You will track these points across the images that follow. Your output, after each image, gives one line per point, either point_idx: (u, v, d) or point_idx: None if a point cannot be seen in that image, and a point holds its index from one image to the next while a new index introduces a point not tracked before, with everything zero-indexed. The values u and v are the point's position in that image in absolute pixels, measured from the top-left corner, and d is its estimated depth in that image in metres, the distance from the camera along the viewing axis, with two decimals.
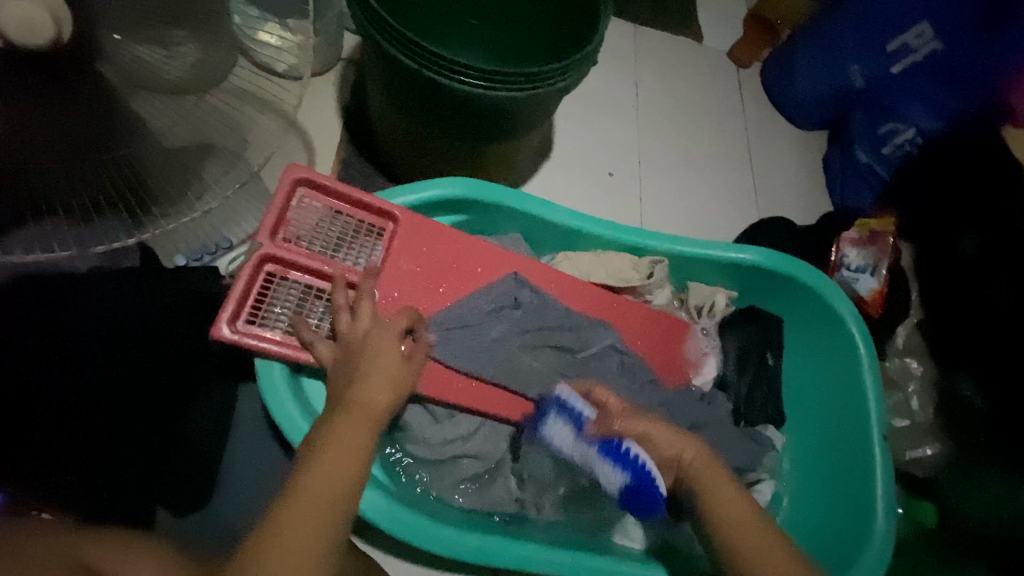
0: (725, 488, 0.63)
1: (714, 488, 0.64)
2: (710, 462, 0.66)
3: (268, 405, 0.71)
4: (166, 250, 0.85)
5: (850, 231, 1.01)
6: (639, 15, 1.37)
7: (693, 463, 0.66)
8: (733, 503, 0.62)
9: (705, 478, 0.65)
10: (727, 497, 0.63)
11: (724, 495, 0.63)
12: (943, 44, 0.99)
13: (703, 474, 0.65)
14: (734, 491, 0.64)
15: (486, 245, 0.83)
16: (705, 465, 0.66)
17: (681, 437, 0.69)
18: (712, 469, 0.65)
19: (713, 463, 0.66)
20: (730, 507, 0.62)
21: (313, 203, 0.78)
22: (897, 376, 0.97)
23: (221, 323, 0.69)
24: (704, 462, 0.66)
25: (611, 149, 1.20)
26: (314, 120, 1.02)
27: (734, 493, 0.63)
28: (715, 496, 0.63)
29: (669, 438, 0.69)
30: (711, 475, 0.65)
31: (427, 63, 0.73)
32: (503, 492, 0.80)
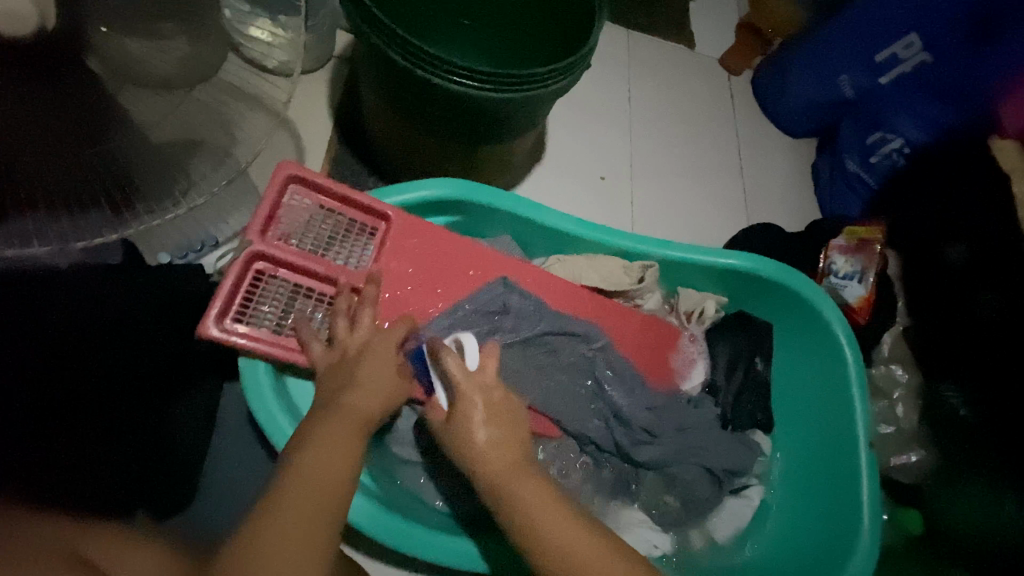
0: (549, 509, 0.55)
1: (512, 501, 0.56)
2: (518, 472, 0.58)
3: (251, 404, 0.70)
4: (149, 248, 0.83)
5: (838, 239, 1.02)
6: (633, 21, 1.37)
7: (499, 473, 0.57)
8: (555, 522, 0.54)
9: (506, 488, 0.56)
10: (549, 518, 0.54)
11: (540, 516, 0.54)
12: (932, 55, 1.01)
13: (507, 483, 0.57)
14: (563, 512, 0.55)
15: (478, 248, 0.82)
16: (514, 474, 0.58)
17: (496, 443, 0.59)
18: (519, 478, 0.57)
19: (520, 469, 0.58)
20: (551, 528, 0.54)
21: (304, 200, 0.77)
22: (883, 383, 0.99)
23: (208, 322, 0.68)
24: (508, 475, 0.57)
25: (602, 154, 1.20)
26: (305, 119, 1.01)
27: (557, 515, 0.55)
28: (531, 519, 0.54)
29: (490, 446, 0.59)
30: (524, 489, 0.56)
31: (420, 64, 0.72)
32: (489, 498, 0.78)
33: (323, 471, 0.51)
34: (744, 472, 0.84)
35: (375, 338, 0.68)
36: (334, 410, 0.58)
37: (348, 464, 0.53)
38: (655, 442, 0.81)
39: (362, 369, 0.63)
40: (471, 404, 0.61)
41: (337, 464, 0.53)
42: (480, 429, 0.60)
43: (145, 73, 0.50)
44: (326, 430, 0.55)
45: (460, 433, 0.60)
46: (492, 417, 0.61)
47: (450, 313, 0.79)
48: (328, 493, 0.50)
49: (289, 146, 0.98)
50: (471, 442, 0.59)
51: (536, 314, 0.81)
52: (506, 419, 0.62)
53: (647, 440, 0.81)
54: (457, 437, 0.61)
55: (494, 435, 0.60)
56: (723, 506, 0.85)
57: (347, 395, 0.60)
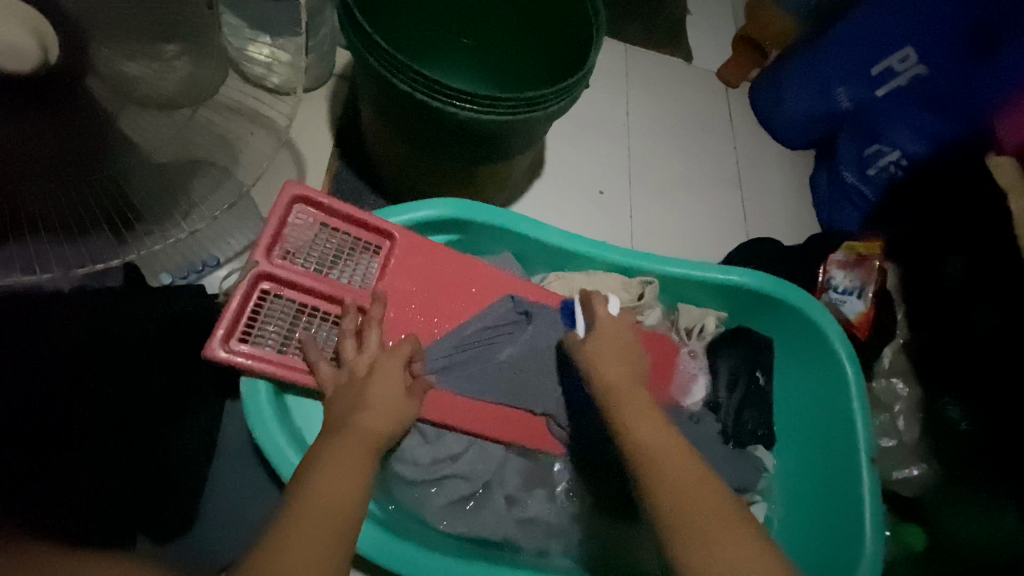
0: (650, 415, 0.58)
1: (622, 406, 0.59)
2: (637, 396, 0.60)
3: (255, 432, 0.69)
4: (150, 269, 0.83)
5: (838, 253, 1.02)
6: (631, 35, 1.38)
7: (614, 391, 0.61)
8: (651, 428, 0.56)
9: (617, 397, 0.60)
10: (648, 427, 0.56)
11: (640, 419, 0.57)
12: (927, 68, 1.01)
13: (619, 404, 0.60)
14: (666, 426, 0.57)
15: (480, 265, 0.83)
16: (632, 397, 0.60)
17: (618, 365, 0.64)
18: (638, 399, 0.60)
19: (639, 395, 0.60)
20: (646, 431, 0.55)
21: (307, 219, 0.77)
22: (885, 397, 0.99)
23: (215, 343, 0.68)
24: (630, 394, 0.61)
25: (601, 168, 1.21)
26: (306, 137, 1.02)
27: (660, 426, 0.56)
28: (637, 428, 0.56)
29: (609, 367, 0.64)
30: (640, 410, 0.58)
31: (419, 87, 0.73)
32: (490, 518, 0.78)
33: (335, 495, 0.51)
34: (748, 488, 0.84)
35: (381, 357, 0.68)
36: (342, 431, 0.58)
37: (356, 487, 0.53)
38: None
39: (370, 389, 0.63)
40: (605, 342, 0.67)
41: (348, 487, 0.53)
42: (604, 361, 0.65)
43: (151, 94, 0.50)
44: (342, 451, 0.56)
45: (588, 362, 0.66)
46: (607, 345, 0.67)
47: (454, 330, 0.79)
48: (331, 513, 0.50)
49: (290, 165, 0.98)
50: (597, 369, 0.65)
51: (546, 331, 0.80)
52: (627, 354, 0.66)
53: None
54: (587, 367, 0.66)
55: (615, 359, 0.65)
56: None
57: (352, 418, 0.60)
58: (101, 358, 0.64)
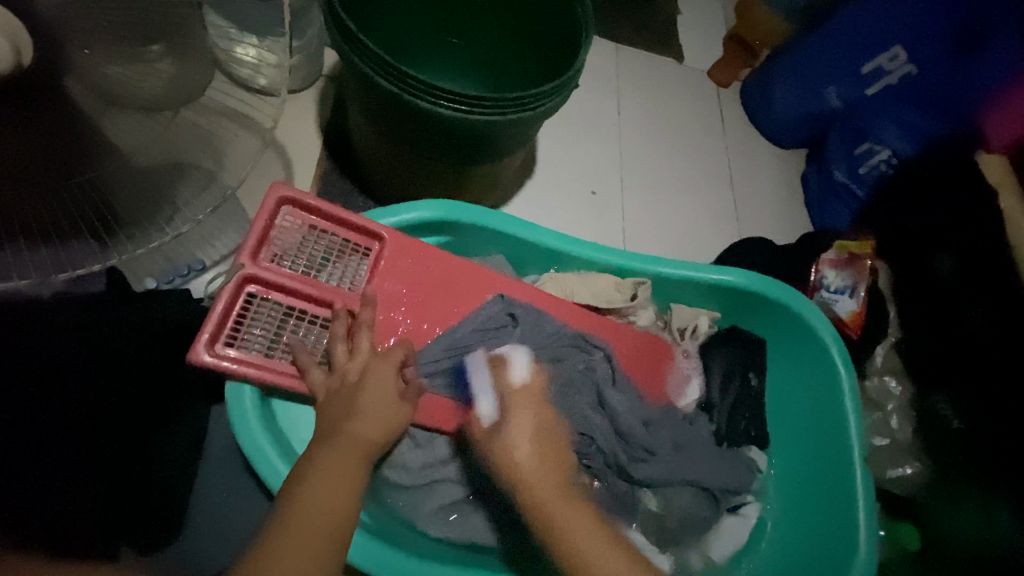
0: (585, 525, 0.57)
1: (519, 493, 0.58)
2: (560, 492, 0.59)
3: (238, 434, 0.68)
4: (134, 274, 0.82)
5: (829, 253, 1.02)
6: (621, 35, 1.38)
7: (532, 489, 0.59)
8: (588, 538, 0.56)
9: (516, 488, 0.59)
10: (574, 528, 0.57)
11: (575, 529, 0.57)
12: (916, 67, 1.02)
13: (542, 499, 0.58)
14: (600, 533, 0.57)
15: (470, 267, 0.82)
16: (555, 495, 0.59)
17: (535, 460, 0.60)
18: (561, 496, 0.58)
19: (563, 492, 0.59)
20: (588, 545, 0.56)
21: (296, 220, 0.75)
22: (877, 395, 0.98)
23: (200, 348, 0.66)
24: (563, 491, 0.59)
25: (592, 168, 1.20)
26: (293, 138, 1.01)
27: (588, 529, 0.57)
28: (568, 531, 0.56)
29: (532, 455, 0.61)
30: (564, 509, 0.58)
31: (409, 88, 0.72)
32: (483, 524, 0.76)
33: (322, 508, 0.50)
34: (741, 490, 0.84)
35: (373, 361, 0.66)
36: (331, 440, 0.57)
37: (344, 498, 0.52)
38: (654, 459, 0.80)
39: (363, 394, 0.62)
40: (512, 418, 0.63)
41: (336, 499, 0.52)
42: (518, 444, 0.61)
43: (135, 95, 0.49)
44: (331, 460, 0.55)
45: (503, 448, 0.61)
46: (526, 435, 0.62)
47: (444, 332, 0.78)
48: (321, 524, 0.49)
49: (277, 167, 0.97)
50: (512, 457, 0.61)
51: (539, 328, 0.81)
52: (548, 446, 0.62)
53: (645, 457, 0.80)
54: (500, 450, 0.62)
55: (533, 454, 0.61)
56: (720, 524, 0.84)
57: (344, 424, 0.59)
58: (86, 362, 0.63)
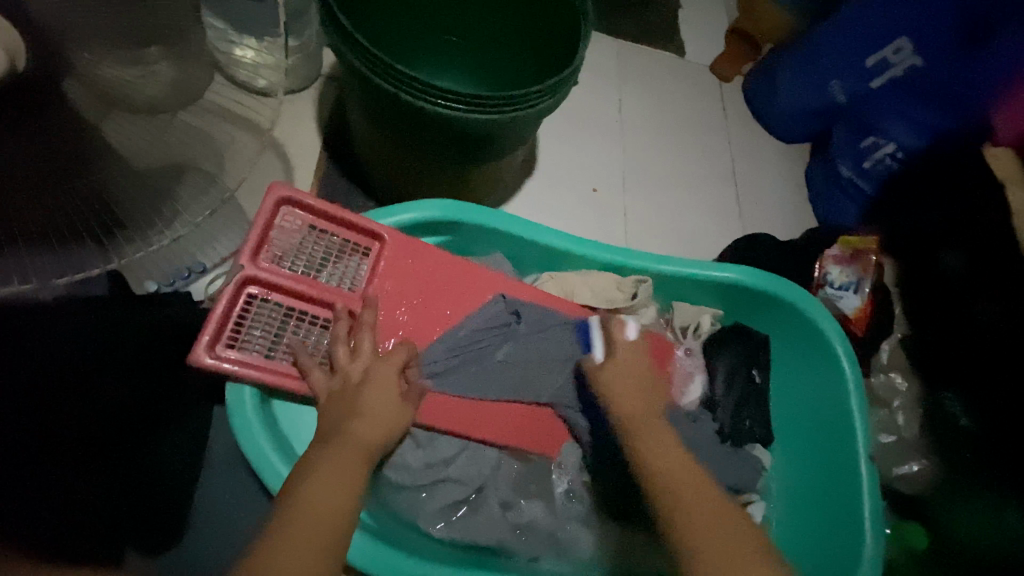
0: (663, 444, 0.62)
1: (645, 424, 0.65)
2: (651, 419, 0.65)
3: (240, 442, 0.67)
4: (137, 277, 0.82)
5: (832, 249, 1.01)
6: (623, 30, 1.37)
7: (630, 414, 0.66)
8: (663, 453, 0.61)
9: (640, 418, 0.65)
10: (663, 448, 0.62)
11: (654, 446, 0.62)
12: (922, 59, 1.00)
13: (634, 422, 0.65)
14: (676, 450, 0.62)
15: (470, 266, 0.81)
16: (644, 421, 0.65)
17: (633, 396, 0.68)
18: (647, 422, 0.65)
19: (656, 417, 0.66)
20: (666, 460, 0.60)
21: (295, 221, 0.75)
22: (883, 391, 0.98)
23: (201, 350, 0.66)
24: (640, 419, 0.65)
25: (593, 165, 1.20)
26: (293, 139, 1.00)
27: (670, 449, 0.62)
28: (649, 450, 0.62)
29: (629, 394, 0.68)
30: (653, 430, 0.64)
31: (405, 87, 0.72)
32: (486, 523, 0.76)
33: (322, 507, 0.51)
34: (746, 489, 0.83)
35: (375, 362, 0.66)
36: (334, 439, 0.57)
37: (344, 499, 0.52)
38: None
39: (364, 396, 0.62)
40: (628, 364, 0.71)
41: (337, 498, 0.52)
42: (616, 388, 0.69)
43: (136, 98, 0.50)
44: (333, 459, 0.55)
45: (605, 387, 0.70)
46: (629, 377, 0.70)
47: (444, 332, 0.78)
48: (320, 520, 0.49)
49: (277, 167, 0.97)
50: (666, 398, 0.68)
51: (544, 324, 0.81)
52: (643, 385, 0.69)
53: None
54: (603, 390, 0.70)
55: (633, 389, 0.68)
56: None
57: (346, 425, 0.59)
58: (88, 364, 0.63)
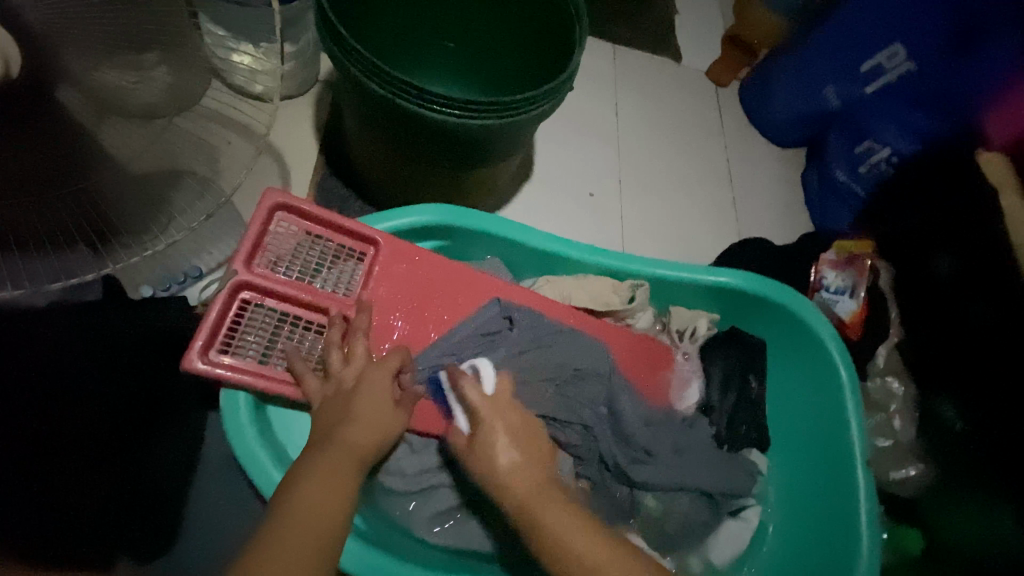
0: (570, 519, 0.57)
1: (532, 503, 0.58)
2: (541, 493, 0.59)
3: (234, 446, 0.67)
4: (131, 282, 0.82)
5: (828, 253, 1.02)
6: (619, 36, 1.38)
7: (517, 486, 0.59)
8: (574, 530, 0.56)
9: (534, 498, 0.58)
10: (567, 528, 0.56)
11: (561, 527, 0.56)
12: (916, 64, 1.01)
13: (529, 501, 0.58)
14: (581, 524, 0.57)
15: (465, 271, 0.81)
16: (535, 497, 0.58)
17: (517, 465, 0.60)
18: (541, 492, 0.59)
19: (547, 492, 0.59)
20: (577, 541, 0.55)
21: (290, 226, 0.75)
22: (880, 396, 0.97)
23: (194, 356, 0.66)
24: (544, 488, 0.59)
25: (589, 170, 1.20)
26: (289, 144, 1.01)
27: (574, 525, 0.56)
28: (554, 530, 0.56)
29: (519, 466, 0.60)
30: (550, 509, 0.57)
31: (400, 93, 0.72)
32: (481, 528, 0.76)
33: (313, 513, 0.50)
34: (742, 494, 0.83)
35: (370, 367, 0.66)
36: (326, 445, 0.57)
37: (337, 504, 0.52)
38: (654, 462, 0.80)
39: (357, 401, 0.62)
40: (495, 428, 0.63)
41: (329, 503, 0.52)
42: (501, 453, 0.61)
43: (132, 103, 0.50)
44: (325, 464, 0.55)
45: (484, 467, 0.61)
46: (502, 441, 0.62)
47: (440, 337, 0.78)
48: (307, 524, 0.49)
49: (273, 173, 0.97)
50: (496, 470, 0.61)
51: (538, 328, 0.81)
52: (520, 442, 0.63)
53: (644, 459, 0.80)
54: (483, 472, 0.62)
55: (529, 456, 0.62)
56: (720, 528, 0.83)
57: (339, 429, 0.58)
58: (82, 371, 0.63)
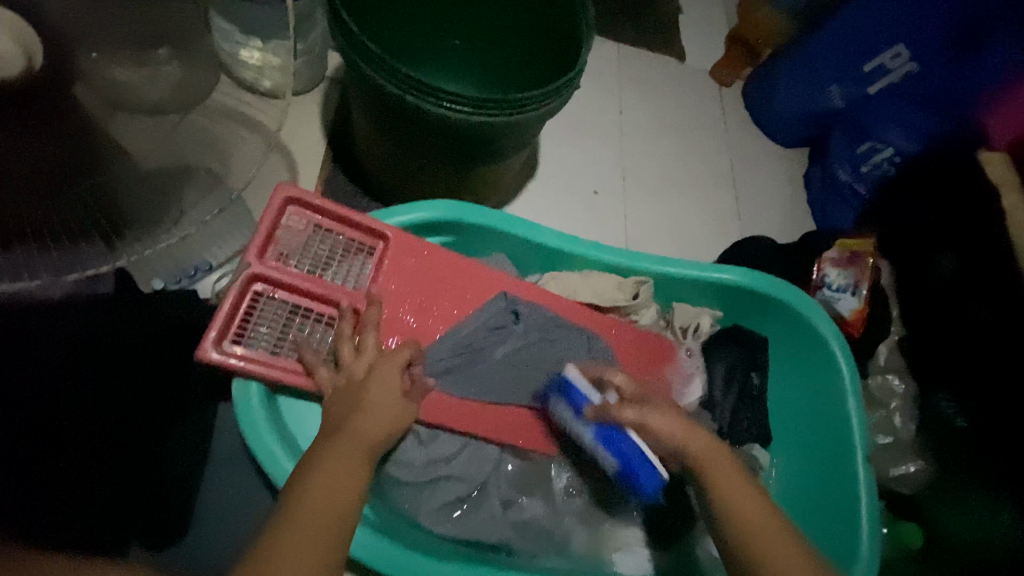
0: (739, 484, 0.60)
1: (709, 464, 0.61)
2: (720, 454, 0.62)
3: (246, 436, 0.68)
4: (142, 275, 0.83)
5: (831, 251, 1.01)
6: (624, 36, 1.38)
7: (698, 450, 0.63)
8: (740, 494, 0.59)
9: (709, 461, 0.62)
10: (736, 492, 0.59)
11: (732, 489, 0.59)
12: (919, 66, 1.02)
13: (704, 460, 0.62)
14: (752, 490, 0.60)
15: (473, 265, 0.82)
16: (715, 455, 0.62)
17: (690, 431, 0.64)
18: (719, 458, 0.62)
19: (721, 451, 0.63)
20: (742, 503, 0.58)
21: (301, 221, 0.76)
22: (880, 393, 0.98)
23: (207, 346, 0.67)
24: (715, 457, 0.62)
25: (594, 168, 1.21)
26: (298, 140, 1.01)
27: (749, 490, 0.60)
28: (726, 489, 0.60)
29: (687, 430, 0.64)
30: (722, 466, 0.61)
31: (412, 90, 0.73)
32: (488, 518, 0.77)
33: (325, 502, 0.51)
34: None
35: (380, 359, 0.67)
36: (338, 435, 0.58)
37: (348, 493, 0.53)
38: None
39: (367, 393, 0.63)
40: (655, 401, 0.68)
41: (341, 492, 0.53)
42: (674, 420, 0.65)
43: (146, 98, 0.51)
44: (336, 454, 0.56)
45: (639, 423, 0.65)
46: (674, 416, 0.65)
47: (448, 330, 0.79)
48: (319, 512, 0.50)
49: (282, 168, 0.98)
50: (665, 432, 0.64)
51: (544, 323, 0.82)
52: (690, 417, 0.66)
53: None
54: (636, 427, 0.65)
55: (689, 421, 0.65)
56: None
57: (351, 420, 0.59)
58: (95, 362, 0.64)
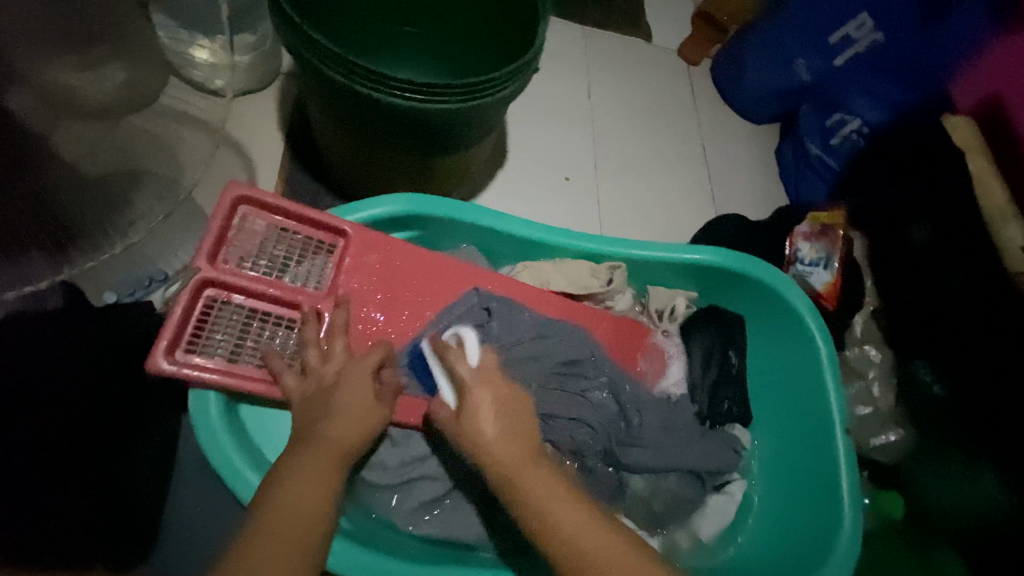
0: (549, 493, 0.53)
1: (512, 471, 0.55)
2: (529, 464, 0.56)
3: (205, 448, 0.65)
4: (94, 288, 0.79)
5: (801, 226, 1.02)
6: (589, 17, 1.36)
7: (501, 466, 0.56)
8: (563, 506, 0.53)
9: (508, 466, 0.56)
10: (551, 502, 0.53)
11: (545, 502, 0.53)
12: (883, 35, 1.02)
13: (511, 467, 0.56)
14: (571, 500, 0.53)
15: (444, 261, 0.81)
16: (525, 468, 0.56)
17: (506, 415, 0.60)
18: (530, 475, 0.55)
19: (529, 462, 0.56)
20: (563, 517, 0.52)
21: (256, 221, 0.73)
22: (858, 364, 0.96)
23: (157, 356, 0.65)
24: (524, 460, 0.56)
25: (564, 153, 1.19)
26: (253, 139, 0.98)
27: (571, 508, 0.53)
28: (541, 505, 0.53)
29: (497, 432, 0.58)
30: (536, 478, 0.55)
31: (362, 79, 0.70)
32: (465, 517, 0.75)
33: (294, 513, 0.49)
34: (727, 469, 0.83)
35: (349, 363, 0.65)
36: (307, 443, 0.56)
37: (317, 501, 0.51)
38: (641, 443, 0.80)
39: (340, 397, 0.60)
40: (477, 392, 0.61)
41: (310, 501, 0.51)
42: (487, 427, 0.58)
43: (78, 105, 0.49)
44: (308, 463, 0.54)
45: (462, 419, 0.60)
46: (490, 409, 0.60)
47: (421, 327, 0.77)
48: (286, 520, 0.49)
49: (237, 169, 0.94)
50: (477, 433, 0.58)
51: (517, 322, 0.79)
52: (510, 406, 0.61)
53: (633, 442, 0.80)
54: (459, 425, 0.60)
55: (500, 418, 0.59)
56: (706, 505, 0.83)
57: (320, 427, 0.57)
58: (65, 376, 0.64)
